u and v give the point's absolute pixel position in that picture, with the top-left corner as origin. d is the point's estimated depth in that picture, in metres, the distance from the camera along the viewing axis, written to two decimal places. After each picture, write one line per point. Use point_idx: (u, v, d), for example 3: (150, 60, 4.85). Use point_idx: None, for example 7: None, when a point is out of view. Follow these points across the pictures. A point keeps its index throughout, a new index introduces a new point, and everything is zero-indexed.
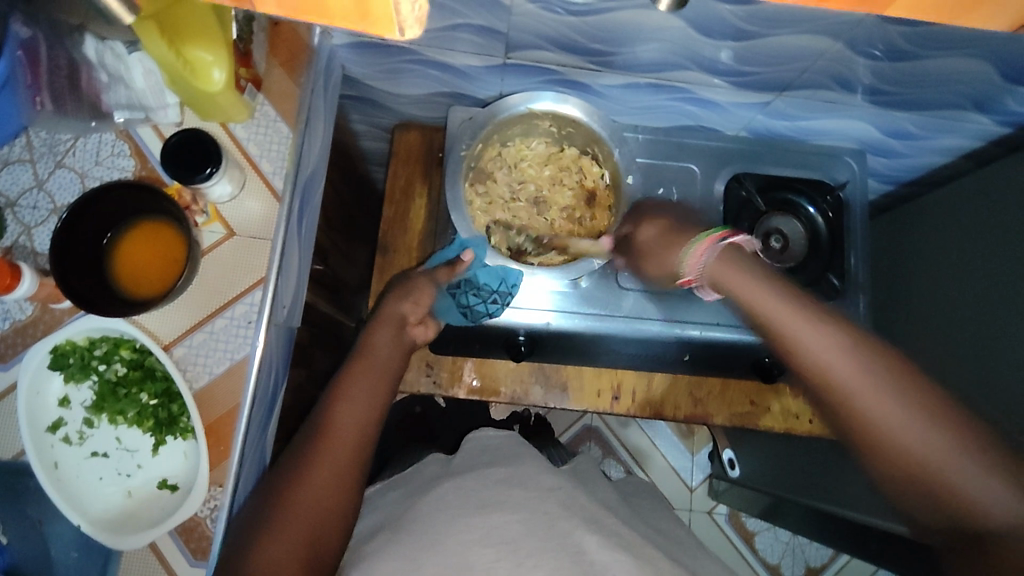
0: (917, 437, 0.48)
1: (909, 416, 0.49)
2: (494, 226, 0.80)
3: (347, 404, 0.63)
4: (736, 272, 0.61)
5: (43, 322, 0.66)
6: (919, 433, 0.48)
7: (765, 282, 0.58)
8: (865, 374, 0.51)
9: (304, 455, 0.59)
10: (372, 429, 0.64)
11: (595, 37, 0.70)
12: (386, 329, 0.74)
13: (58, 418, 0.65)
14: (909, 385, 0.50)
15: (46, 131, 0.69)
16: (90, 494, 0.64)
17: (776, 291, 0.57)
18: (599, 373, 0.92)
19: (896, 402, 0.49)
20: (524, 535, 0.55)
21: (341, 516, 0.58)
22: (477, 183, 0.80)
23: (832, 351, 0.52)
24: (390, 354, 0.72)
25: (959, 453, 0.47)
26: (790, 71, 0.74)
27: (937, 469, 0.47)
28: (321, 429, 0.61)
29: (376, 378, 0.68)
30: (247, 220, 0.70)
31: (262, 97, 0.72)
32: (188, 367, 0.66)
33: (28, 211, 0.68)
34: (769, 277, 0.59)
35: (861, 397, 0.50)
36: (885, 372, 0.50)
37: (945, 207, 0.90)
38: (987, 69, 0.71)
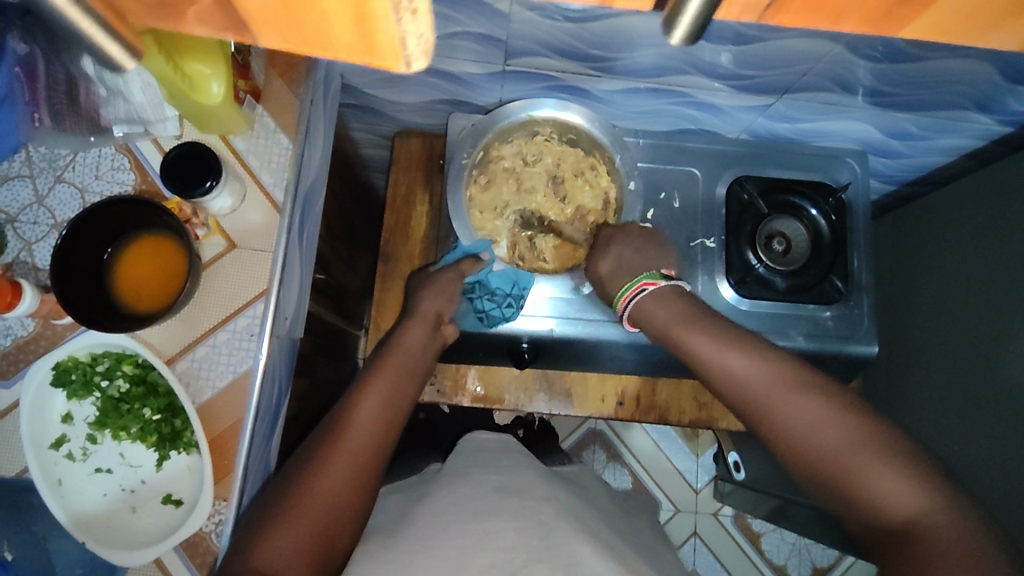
0: (828, 439, 0.53)
1: (817, 420, 0.55)
2: (500, 227, 0.79)
3: (370, 400, 0.64)
4: (657, 303, 0.69)
5: (45, 338, 0.66)
6: (828, 435, 0.54)
7: (684, 310, 0.66)
8: (777, 387, 0.58)
9: (319, 451, 0.59)
10: (394, 430, 0.64)
11: (594, 43, 0.69)
12: (420, 329, 0.74)
13: (61, 434, 0.64)
14: (812, 395, 0.56)
15: (45, 147, 0.68)
16: (94, 511, 0.64)
17: (692, 320, 0.65)
18: (603, 379, 0.92)
19: (801, 408, 0.55)
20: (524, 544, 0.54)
21: (354, 513, 0.57)
22: (486, 183, 0.79)
23: (745, 369, 0.60)
24: (421, 353, 0.72)
25: (858, 449, 0.52)
26: (791, 74, 0.74)
27: (846, 466, 0.52)
28: (340, 426, 0.61)
29: (401, 377, 0.68)
30: (247, 233, 0.69)
31: (261, 108, 0.71)
32: (191, 382, 0.66)
33: (28, 227, 0.68)
34: (689, 308, 0.67)
35: (771, 407, 0.57)
36: (786, 384, 0.57)
37: (947, 206, 0.90)
38: (988, 70, 0.70)
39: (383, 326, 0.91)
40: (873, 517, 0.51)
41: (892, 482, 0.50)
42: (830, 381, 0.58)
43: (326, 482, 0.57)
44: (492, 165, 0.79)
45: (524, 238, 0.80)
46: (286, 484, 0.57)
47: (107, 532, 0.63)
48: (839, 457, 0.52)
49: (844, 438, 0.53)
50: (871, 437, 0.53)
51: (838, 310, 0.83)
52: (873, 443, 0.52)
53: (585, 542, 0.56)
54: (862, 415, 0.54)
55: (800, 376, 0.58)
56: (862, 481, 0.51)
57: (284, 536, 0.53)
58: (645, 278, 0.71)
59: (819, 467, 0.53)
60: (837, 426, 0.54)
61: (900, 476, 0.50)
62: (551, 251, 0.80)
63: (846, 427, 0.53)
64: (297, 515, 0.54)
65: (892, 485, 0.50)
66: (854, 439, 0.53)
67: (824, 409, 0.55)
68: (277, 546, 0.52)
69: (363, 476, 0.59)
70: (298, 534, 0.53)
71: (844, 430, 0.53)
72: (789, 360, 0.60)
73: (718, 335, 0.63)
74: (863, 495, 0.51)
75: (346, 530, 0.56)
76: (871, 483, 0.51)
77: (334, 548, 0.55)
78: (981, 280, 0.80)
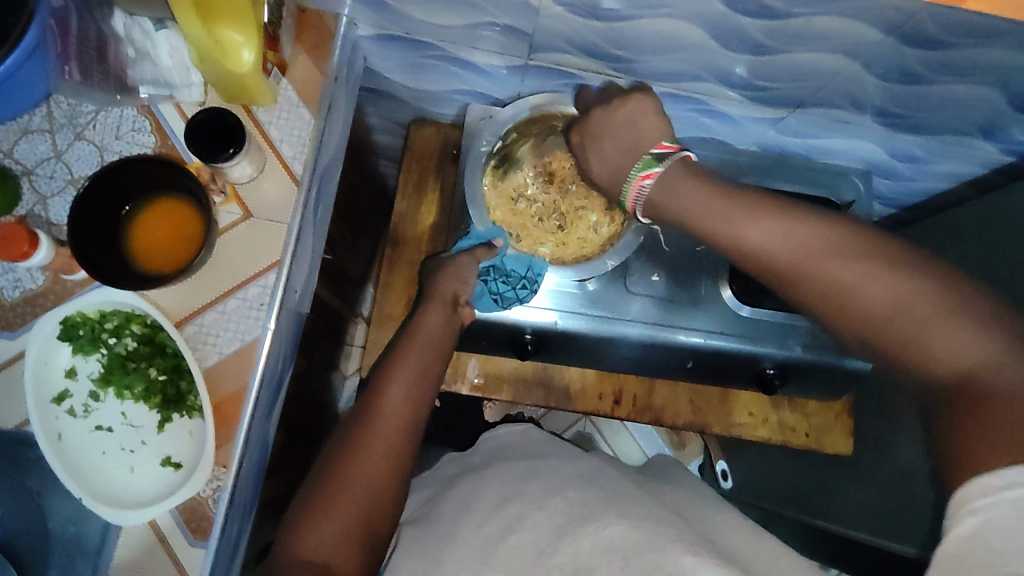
0: (880, 299, 0.46)
1: (859, 273, 0.47)
2: (512, 219, 0.81)
3: (397, 385, 0.65)
4: (681, 180, 0.55)
5: (54, 292, 0.66)
6: (873, 294, 0.46)
7: (696, 167, 0.56)
8: (795, 238, 0.50)
9: (353, 437, 0.61)
10: (421, 410, 0.65)
11: (619, 43, 0.71)
12: (438, 310, 0.73)
13: (64, 389, 0.65)
14: (866, 252, 0.48)
15: (69, 102, 0.68)
16: (93, 469, 0.64)
17: (706, 181, 0.55)
18: (602, 377, 0.94)
19: (853, 267, 0.47)
20: (542, 525, 0.57)
21: (390, 502, 0.60)
22: (500, 175, 0.81)
23: (762, 230, 0.51)
24: (441, 333, 0.72)
25: (931, 309, 0.45)
26: (806, 88, 0.76)
27: (905, 327, 0.45)
28: (369, 413, 0.62)
29: (427, 359, 0.69)
30: (265, 204, 0.70)
31: (286, 82, 0.71)
32: (199, 346, 0.66)
33: (44, 180, 0.67)
34: (703, 171, 0.56)
35: (816, 270, 0.49)
36: (829, 241, 0.49)
37: (948, 230, 0.92)
38: (996, 97, 0.72)
39: (386, 310, 0.90)
40: (928, 376, 0.44)
41: (962, 336, 0.43)
42: (851, 221, 0.50)
43: (362, 473, 0.59)
44: (503, 166, 0.81)
45: (531, 234, 0.81)
46: (324, 469, 0.60)
47: (104, 490, 0.63)
48: (893, 317, 0.46)
49: (893, 293, 0.46)
50: (921, 288, 0.45)
51: None
52: (922, 297, 0.45)
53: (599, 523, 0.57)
54: (896, 262, 0.47)
55: (827, 224, 0.50)
56: (920, 342, 0.45)
57: (329, 530, 0.56)
58: (640, 169, 0.58)
59: (875, 331, 0.47)
60: (882, 283, 0.46)
61: (956, 327, 0.44)
62: (554, 251, 0.80)
63: (892, 285, 0.46)
64: (337, 506, 0.57)
65: (954, 339, 0.43)
66: (902, 294, 0.46)
67: (865, 261, 0.47)
68: (320, 536, 0.55)
69: (397, 461, 0.61)
70: (342, 524, 0.56)
71: (896, 285, 0.46)
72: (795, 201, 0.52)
73: (744, 201, 0.52)
74: (917, 357, 0.45)
75: (385, 519, 0.59)
76: (933, 344, 0.44)
77: (376, 532, 0.58)
78: None
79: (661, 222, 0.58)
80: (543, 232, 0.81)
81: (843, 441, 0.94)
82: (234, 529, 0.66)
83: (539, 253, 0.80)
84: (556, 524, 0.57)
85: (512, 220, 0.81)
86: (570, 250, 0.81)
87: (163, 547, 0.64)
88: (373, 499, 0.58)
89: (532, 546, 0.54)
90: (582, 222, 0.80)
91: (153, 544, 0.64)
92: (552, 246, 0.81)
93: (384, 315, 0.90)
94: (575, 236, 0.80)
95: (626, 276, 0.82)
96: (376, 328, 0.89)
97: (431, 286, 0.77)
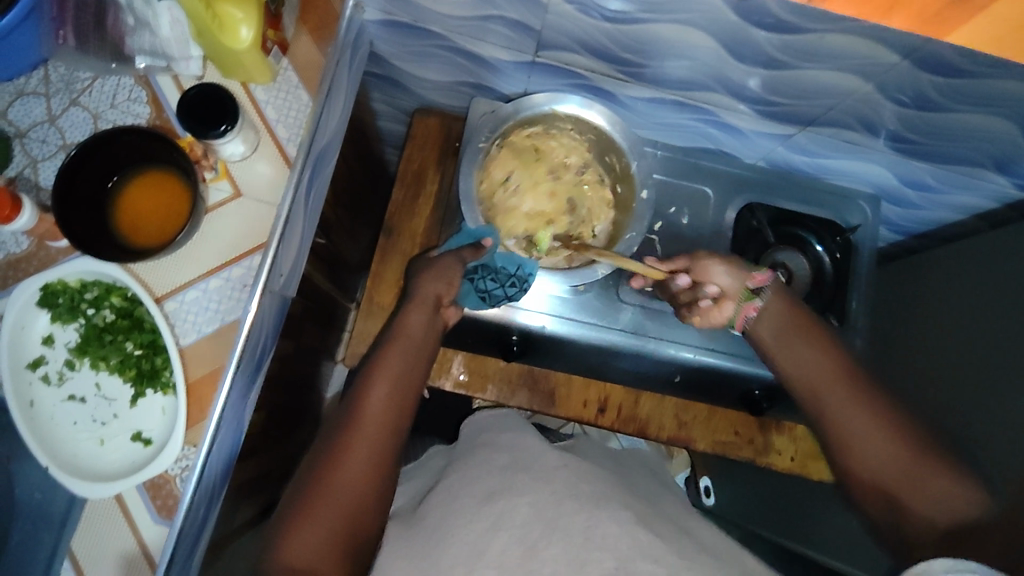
0: (880, 461, 0.58)
1: (872, 429, 0.59)
2: (516, 140, 0.79)
3: (380, 386, 0.64)
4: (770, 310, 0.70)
5: (37, 258, 0.65)
6: (874, 454, 0.58)
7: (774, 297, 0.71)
8: (829, 388, 0.63)
9: (337, 437, 0.60)
10: (404, 410, 0.64)
11: (628, 46, 0.69)
12: (420, 311, 0.71)
13: (40, 355, 0.64)
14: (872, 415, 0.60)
15: (66, 67, 0.67)
16: (62, 438, 0.63)
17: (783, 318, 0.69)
18: (588, 383, 0.92)
19: (859, 424, 0.60)
20: (535, 521, 0.55)
21: (375, 502, 0.59)
22: (553, 131, 0.79)
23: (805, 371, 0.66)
24: (422, 336, 0.70)
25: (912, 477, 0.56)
26: (818, 107, 0.74)
27: (902, 487, 0.56)
28: (353, 413, 0.62)
29: (407, 360, 0.67)
30: (256, 183, 0.69)
31: (287, 61, 0.71)
32: (178, 323, 0.66)
33: (36, 144, 0.66)
34: (783, 300, 0.71)
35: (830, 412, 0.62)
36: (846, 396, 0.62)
37: (956, 262, 0.89)
38: (1013, 130, 0.70)
39: (376, 299, 0.89)
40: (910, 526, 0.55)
41: (949, 499, 0.53)
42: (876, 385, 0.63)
43: (348, 470, 0.58)
44: (552, 137, 0.80)
45: (509, 159, 0.79)
46: (308, 473, 0.59)
47: (72, 461, 0.62)
48: (896, 478, 0.56)
49: (896, 460, 0.57)
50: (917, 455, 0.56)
51: None
52: (919, 467, 0.56)
53: (595, 520, 0.55)
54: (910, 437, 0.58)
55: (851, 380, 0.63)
56: (910, 501, 0.55)
57: (315, 529, 0.55)
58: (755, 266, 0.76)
59: (877, 485, 0.57)
60: (888, 448, 0.58)
61: (952, 494, 0.53)
62: (496, 182, 0.79)
63: (894, 452, 0.57)
64: (323, 503, 0.56)
65: (938, 502, 0.53)
66: (897, 462, 0.57)
67: (875, 428, 0.59)
68: (304, 535, 0.54)
69: (381, 461, 0.60)
70: (328, 522, 0.55)
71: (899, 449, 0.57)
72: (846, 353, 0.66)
73: (798, 336, 0.68)
74: (905, 514, 0.55)
75: (366, 525, 0.57)
76: (920, 506, 0.54)
77: (357, 539, 0.56)
78: (978, 339, 0.80)
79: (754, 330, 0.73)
80: (517, 168, 0.80)
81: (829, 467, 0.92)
82: (200, 512, 0.65)
83: (494, 151, 0.78)
84: (549, 521, 0.55)
85: (515, 140, 0.79)
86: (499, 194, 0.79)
87: (127, 525, 0.63)
88: (358, 497, 0.58)
89: (527, 543, 0.53)
90: (521, 209, 0.80)
91: (117, 521, 0.63)
92: (505, 180, 0.79)
93: (373, 305, 0.89)
94: (512, 202, 0.80)
95: (619, 285, 0.83)
96: (365, 317, 0.88)
97: (415, 285, 0.74)
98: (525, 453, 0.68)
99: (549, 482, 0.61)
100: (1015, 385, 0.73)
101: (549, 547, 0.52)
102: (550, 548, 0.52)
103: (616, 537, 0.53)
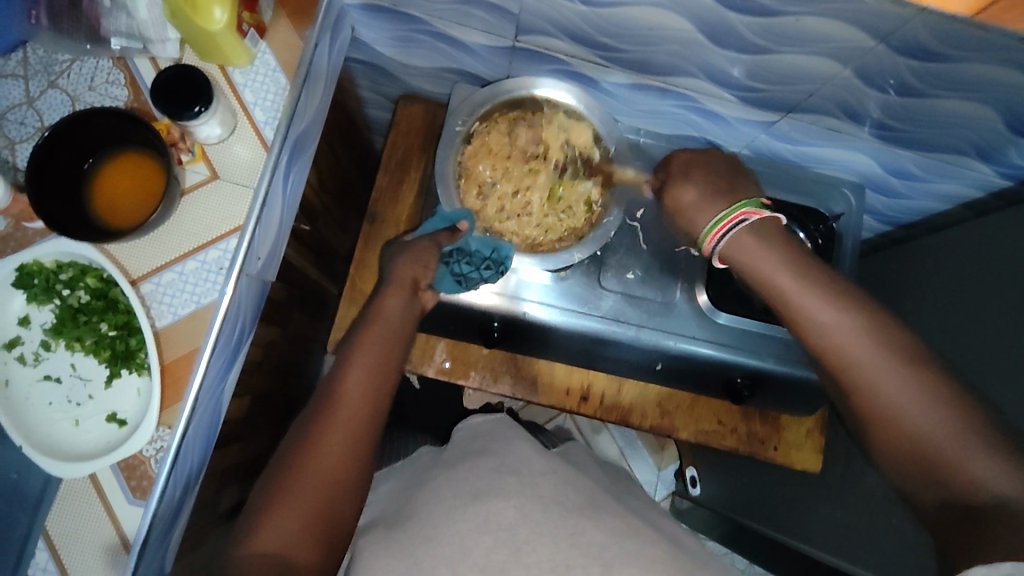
0: (926, 420, 0.53)
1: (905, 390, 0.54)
2: (490, 125, 0.79)
3: (357, 369, 0.63)
4: (764, 250, 0.63)
5: (14, 239, 0.65)
6: (922, 413, 0.53)
7: (793, 270, 0.62)
8: (867, 354, 0.57)
9: (311, 419, 0.60)
10: (384, 395, 0.64)
11: (607, 31, 0.69)
12: (399, 294, 0.71)
13: (15, 336, 0.64)
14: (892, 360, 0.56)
15: (45, 50, 0.67)
16: (37, 418, 0.63)
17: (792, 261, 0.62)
18: (571, 369, 0.92)
19: (891, 374, 0.55)
20: (521, 523, 0.55)
21: (354, 487, 0.58)
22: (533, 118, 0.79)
23: (856, 344, 0.57)
24: (399, 319, 0.70)
25: (925, 403, 0.53)
26: (799, 92, 0.73)
27: (940, 441, 0.51)
28: (328, 397, 0.61)
29: (387, 344, 0.67)
30: (233, 167, 0.69)
31: (264, 45, 0.71)
32: (154, 305, 0.66)
33: (14, 126, 0.66)
34: (800, 274, 0.62)
35: (861, 368, 0.57)
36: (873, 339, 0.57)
37: (942, 252, 0.89)
38: (994, 117, 0.69)
39: (359, 286, 0.89)
40: (956, 500, 0.50)
41: (982, 465, 0.49)
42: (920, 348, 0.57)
43: (323, 454, 0.57)
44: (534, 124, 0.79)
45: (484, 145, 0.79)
46: (283, 457, 0.58)
47: (45, 441, 0.63)
48: (926, 440, 0.52)
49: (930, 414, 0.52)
50: (959, 415, 0.52)
51: None
52: (970, 432, 0.51)
53: (583, 526, 0.55)
54: (959, 395, 0.53)
55: (899, 342, 0.57)
56: (949, 460, 0.51)
57: (289, 512, 0.54)
58: (746, 205, 0.65)
59: (915, 443, 0.53)
60: (926, 408, 0.53)
61: (987, 454, 0.49)
62: (469, 168, 0.78)
63: (937, 409, 0.53)
64: (297, 486, 0.55)
65: (978, 465, 0.49)
66: (951, 421, 0.52)
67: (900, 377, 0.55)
68: (276, 517, 0.54)
69: (360, 444, 0.60)
70: (304, 504, 0.55)
71: (938, 410, 0.52)
72: (899, 328, 0.58)
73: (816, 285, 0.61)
74: (951, 475, 0.50)
75: (345, 508, 0.57)
76: (964, 466, 0.50)
77: (335, 523, 0.56)
78: (962, 329, 0.80)
79: (736, 270, 0.66)
80: (492, 156, 0.79)
81: (811, 457, 0.92)
82: (175, 494, 0.65)
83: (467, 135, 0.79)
84: (534, 525, 0.55)
85: (489, 125, 0.79)
86: (471, 184, 0.78)
87: (102, 506, 0.63)
88: (335, 480, 0.57)
89: (513, 547, 0.53)
90: (498, 199, 0.79)
91: (92, 502, 0.63)
92: (479, 167, 0.78)
93: (356, 291, 0.89)
94: (488, 191, 0.79)
95: (601, 271, 0.83)
96: (347, 303, 0.88)
97: (393, 269, 0.75)
98: (515, 457, 0.67)
99: (537, 485, 0.60)
100: (996, 374, 0.72)
101: (536, 546, 0.52)
102: (535, 553, 0.52)
103: (601, 546, 0.53)
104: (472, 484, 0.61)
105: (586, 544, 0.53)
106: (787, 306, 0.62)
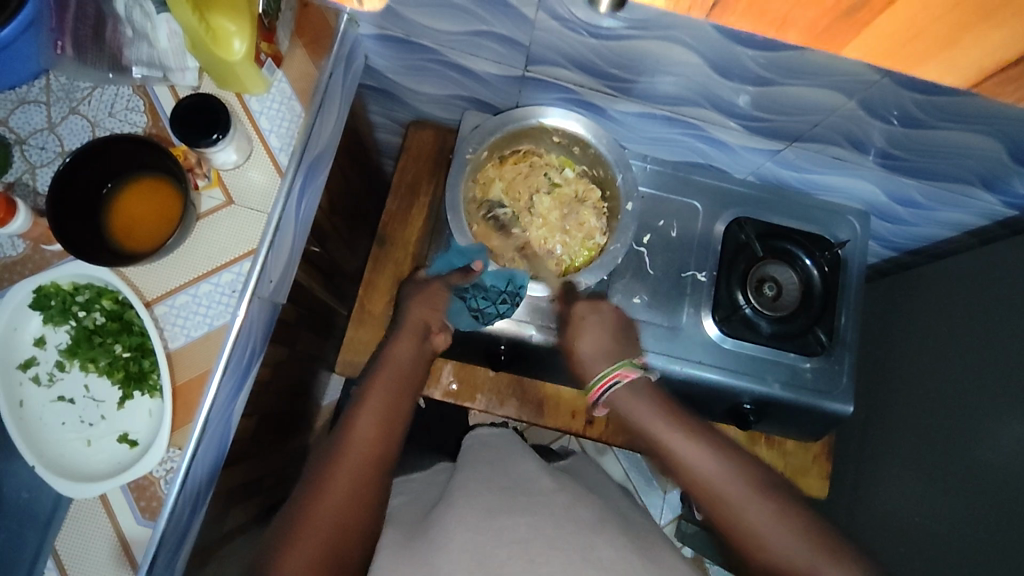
0: (782, 543, 0.60)
1: (763, 518, 0.62)
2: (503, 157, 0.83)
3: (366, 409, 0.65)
4: (638, 404, 0.74)
5: (32, 261, 0.67)
6: (775, 536, 0.61)
7: (669, 418, 0.71)
8: (741, 493, 0.64)
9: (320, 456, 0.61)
10: (392, 429, 0.65)
11: (614, 62, 0.70)
12: (408, 340, 0.76)
13: (31, 356, 0.65)
14: (761, 495, 0.64)
15: (66, 77, 0.69)
16: (52, 438, 0.64)
17: (658, 407, 0.73)
18: (578, 394, 0.92)
19: (757, 508, 0.63)
20: (536, 538, 0.55)
21: (362, 510, 0.58)
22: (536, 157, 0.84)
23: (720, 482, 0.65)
24: (412, 366, 0.74)
25: (776, 526, 0.61)
26: (804, 123, 0.75)
27: (796, 564, 0.59)
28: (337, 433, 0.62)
29: (396, 387, 0.70)
30: (247, 192, 0.70)
31: (280, 73, 0.73)
32: (167, 326, 0.67)
33: (35, 151, 0.68)
34: (677, 418, 0.71)
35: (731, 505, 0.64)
36: (737, 474, 0.65)
37: (948, 277, 0.90)
38: (996, 147, 0.70)
39: (367, 308, 0.90)
40: None
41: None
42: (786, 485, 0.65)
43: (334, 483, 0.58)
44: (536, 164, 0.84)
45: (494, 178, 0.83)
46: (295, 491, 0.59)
47: (58, 460, 0.63)
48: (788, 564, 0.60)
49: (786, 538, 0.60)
50: (813, 539, 0.60)
51: (819, 362, 0.85)
52: (823, 549, 0.60)
53: (596, 543, 0.56)
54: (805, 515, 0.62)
55: (755, 478, 0.65)
56: None
57: (298, 539, 0.55)
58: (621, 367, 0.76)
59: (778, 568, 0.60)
60: (786, 531, 0.61)
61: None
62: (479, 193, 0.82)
63: (789, 528, 0.61)
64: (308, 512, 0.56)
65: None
66: (802, 542, 0.60)
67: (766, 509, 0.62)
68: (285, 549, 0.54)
69: (367, 474, 0.60)
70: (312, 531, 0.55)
71: (797, 538, 0.60)
72: (760, 470, 0.66)
73: (690, 433, 0.70)
74: None
75: (353, 531, 0.57)
76: None
77: (343, 548, 0.56)
78: (971, 354, 0.80)
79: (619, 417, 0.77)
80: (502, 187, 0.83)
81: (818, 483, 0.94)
82: (183, 516, 0.66)
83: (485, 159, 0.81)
84: (550, 541, 0.55)
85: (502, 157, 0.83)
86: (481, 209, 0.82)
87: (111, 525, 0.63)
88: (342, 508, 0.57)
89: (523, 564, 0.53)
90: (506, 228, 0.82)
91: (101, 521, 0.63)
92: (491, 196, 0.82)
93: (364, 312, 0.90)
94: (494, 219, 0.82)
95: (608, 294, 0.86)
96: (357, 324, 0.89)
97: (404, 314, 0.79)
98: (524, 478, 0.67)
99: (550, 504, 0.61)
100: (1007, 398, 0.72)
101: (549, 564, 0.52)
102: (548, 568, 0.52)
103: (613, 562, 0.54)
104: (487, 499, 0.61)
105: (598, 559, 0.53)
106: (670, 454, 0.69)
